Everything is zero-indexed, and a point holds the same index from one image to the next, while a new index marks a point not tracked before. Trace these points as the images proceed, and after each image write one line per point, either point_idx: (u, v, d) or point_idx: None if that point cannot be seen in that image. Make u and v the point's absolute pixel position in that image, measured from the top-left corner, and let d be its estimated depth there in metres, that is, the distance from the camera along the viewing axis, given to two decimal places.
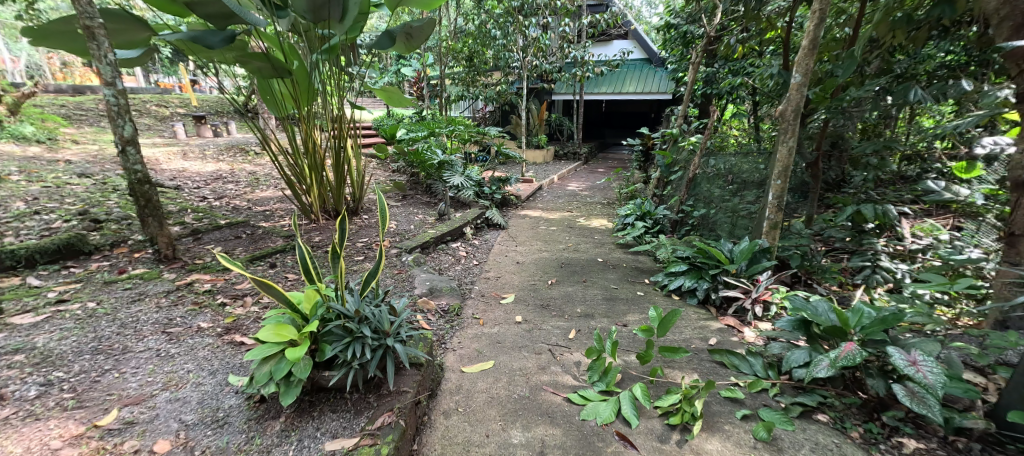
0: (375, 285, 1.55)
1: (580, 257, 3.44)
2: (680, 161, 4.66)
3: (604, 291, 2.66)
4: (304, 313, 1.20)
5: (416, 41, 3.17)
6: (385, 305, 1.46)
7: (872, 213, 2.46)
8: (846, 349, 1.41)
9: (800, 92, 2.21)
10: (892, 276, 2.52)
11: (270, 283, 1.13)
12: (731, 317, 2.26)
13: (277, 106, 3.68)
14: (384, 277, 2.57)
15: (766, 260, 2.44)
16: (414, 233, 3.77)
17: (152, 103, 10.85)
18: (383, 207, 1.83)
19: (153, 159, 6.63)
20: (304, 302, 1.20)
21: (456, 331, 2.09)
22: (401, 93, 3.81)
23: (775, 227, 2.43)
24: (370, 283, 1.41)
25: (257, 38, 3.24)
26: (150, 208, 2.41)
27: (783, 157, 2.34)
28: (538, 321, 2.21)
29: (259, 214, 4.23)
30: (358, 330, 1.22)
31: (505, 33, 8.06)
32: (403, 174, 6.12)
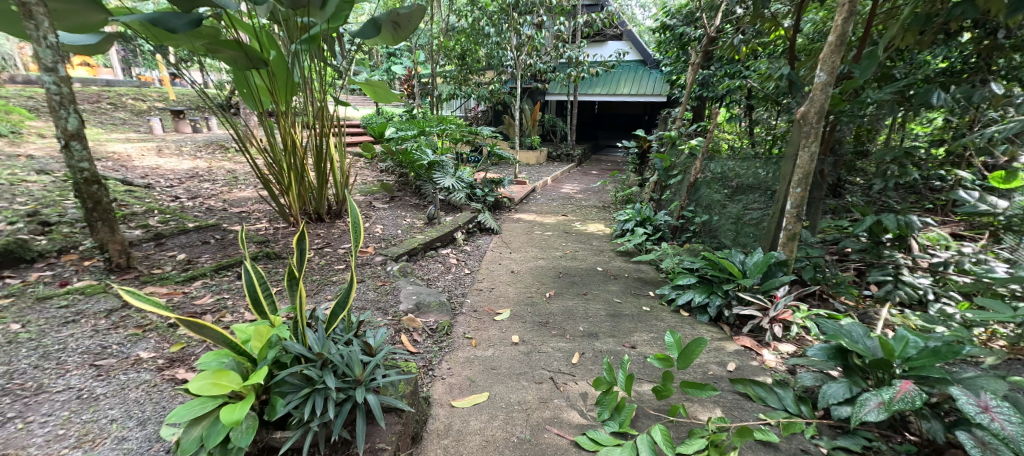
0: (348, 316, 1.41)
1: (579, 266, 3.23)
2: (680, 165, 4.49)
3: (607, 305, 2.45)
4: (253, 357, 1.07)
5: (404, 31, 2.94)
6: (357, 342, 1.30)
7: (895, 224, 2.25)
8: (903, 390, 1.21)
9: (824, 92, 2.02)
10: (915, 293, 2.34)
11: (204, 325, 1.01)
12: (747, 337, 2.06)
13: (255, 99, 3.35)
14: (366, 290, 2.33)
15: (783, 274, 2.25)
16: (401, 238, 3.52)
17: (129, 96, 10.40)
18: (356, 221, 1.64)
19: (124, 156, 6.26)
20: (254, 342, 1.06)
21: (445, 355, 1.86)
22: (387, 88, 3.51)
23: (792, 238, 2.25)
24: (337, 315, 1.27)
25: (230, 25, 2.95)
26: (100, 211, 2.14)
27: (803, 162, 2.16)
28: (537, 342, 1.99)
29: (234, 216, 3.95)
30: (319, 381, 1.09)
31: (498, 30, 7.85)
32: (391, 175, 5.85)
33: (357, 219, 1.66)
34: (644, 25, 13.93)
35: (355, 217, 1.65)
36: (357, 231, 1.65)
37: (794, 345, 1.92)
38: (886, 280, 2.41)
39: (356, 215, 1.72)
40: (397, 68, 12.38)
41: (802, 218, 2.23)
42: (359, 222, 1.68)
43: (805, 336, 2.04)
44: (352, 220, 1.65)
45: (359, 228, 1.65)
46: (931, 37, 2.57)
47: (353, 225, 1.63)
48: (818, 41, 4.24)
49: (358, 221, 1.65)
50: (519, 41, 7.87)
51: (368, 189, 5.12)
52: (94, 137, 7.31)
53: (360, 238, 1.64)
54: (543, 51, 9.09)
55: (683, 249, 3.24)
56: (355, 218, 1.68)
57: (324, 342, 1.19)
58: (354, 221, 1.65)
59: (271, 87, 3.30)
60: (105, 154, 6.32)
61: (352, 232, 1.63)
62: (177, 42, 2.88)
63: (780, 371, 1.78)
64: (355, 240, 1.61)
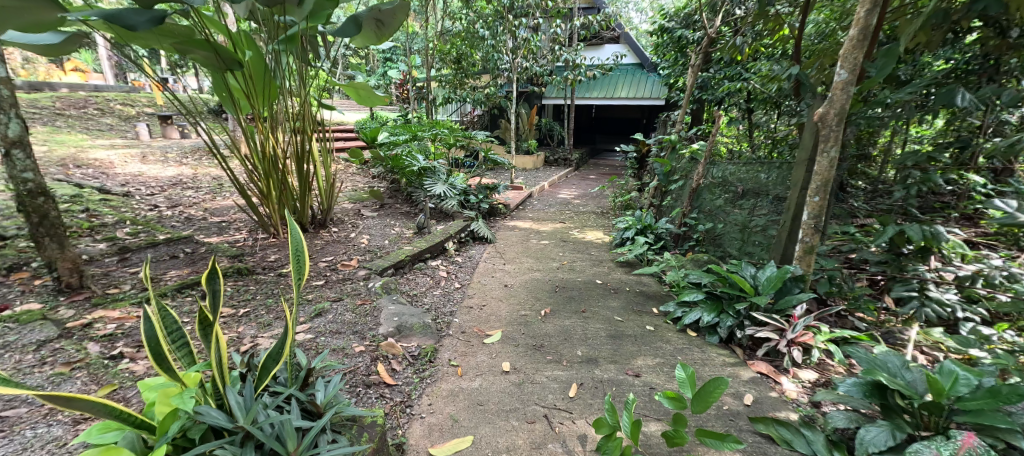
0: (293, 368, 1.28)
1: (576, 279, 3.03)
2: (680, 169, 4.31)
3: (607, 325, 2.24)
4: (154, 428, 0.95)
5: (388, 30, 2.75)
6: (296, 403, 1.16)
7: (921, 235, 2.06)
8: (969, 445, 1.04)
9: (846, 92, 1.83)
10: (943, 311, 2.12)
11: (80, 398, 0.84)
12: (762, 362, 1.86)
13: (232, 102, 3.13)
14: (342, 312, 2.12)
15: (800, 291, 2.05)
16: (388, 250, 3.32)
17: (116, 101, 10.20)
18: (297, 250, 1.37)
19: (106, 164, 6.07)
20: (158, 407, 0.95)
21: (426, 387, 1.65)
22: (370, 89, 3.32)
23: (810, 252, 2.06)
24: (269, 373, 1.13)
25: (203, 23, 2.74)
26: (47, 227, 1.93)
27: (822, 169, 1.97)
28: (529, 370, 1.79)
29: (212, 227, 3.77)
30: None
31: (494, 32, 7.68)
32: (383, 181, 5.66)
33: (299, 244, 1.39)
34: (641, 27, 13.80)
35: (296, 243, 1.37)
36: (299, 261, 1.40)
37: (814, 375, 1.74)
38: (911, 297, 2.18)
39: (295, 235, 1.45)
40: (391, 72, 12.23)
41: (820, 230, 2.03)
42: (302, 245, 1.42)
43: (827, 361, 1.84)
44: (291, 245, 1.37)
45: (302, 257, 1.39)
46: (945, 35, 2.41)
47: (294, 254, 1.36)
48: (822, 41, 4.09)
49: (299, 246, 1.38)
50: (515, 44, 7.70)
51: (357, 196, 4.92)
52: (78, 144, 7.13)
53: (302, 270, 1.40)
54: (541, 54, 8.93)
55: (687, 260, 3.05)
56: (295, 240, 1.40)
57: (251, 406, 1.06)
58: (295, 247, 1.38)
59: (247, 91, 3.09)
60: (87, 160, 6.13)
61: (292, 262, 1.38)
62: (146, 39, 2.69)
63: (803, 406, 1.58)
64: (295, 274, 1.38)
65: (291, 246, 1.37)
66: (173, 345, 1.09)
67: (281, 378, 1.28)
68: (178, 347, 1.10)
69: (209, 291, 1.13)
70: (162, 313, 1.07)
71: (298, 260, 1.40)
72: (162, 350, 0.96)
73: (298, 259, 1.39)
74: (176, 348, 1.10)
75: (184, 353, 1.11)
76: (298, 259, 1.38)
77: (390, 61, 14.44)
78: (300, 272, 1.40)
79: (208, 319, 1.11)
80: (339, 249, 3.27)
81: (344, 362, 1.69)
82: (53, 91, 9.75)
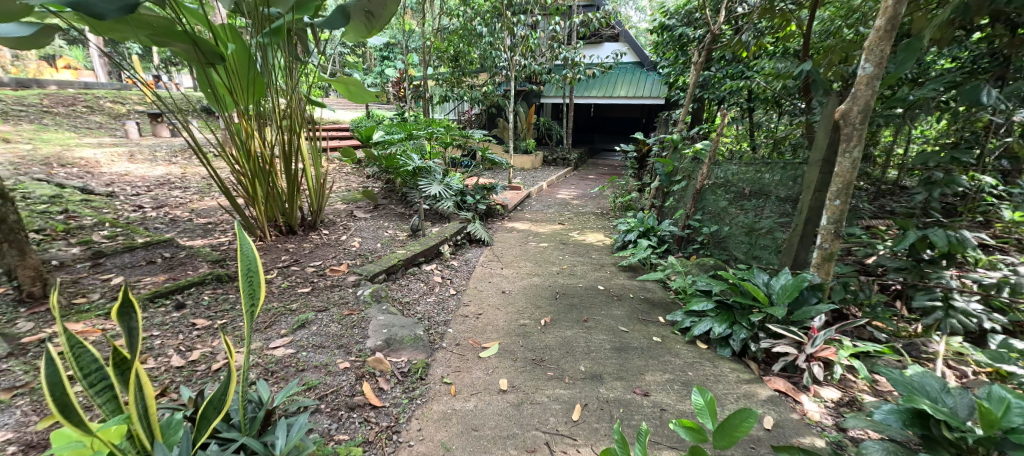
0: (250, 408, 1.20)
1: (578, 285, 2.89)
2: (683, 170, 4.18)
3: (612, 336, 2.10)
4: None
5: (379, 22, 2.60)
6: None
7: (947, 241, 1.93)
8: None
9: (871, 86, 1.71)
10: (970, 322, 1.98)
11: None
12: (780, 378, 1.73)
13: (215, 99, 2.96)
14: (327, 324, 1.97)
15: (818, 301, 1.92)
16: (380, 254, 3.16)
17: (106, 99, 10.01)
18: (247, 267, 1.09)
19: (92, 163, 5.91)
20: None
21: (417, 409, 1.51)
22: (360, 85, 3.17)
23: (829, 259, 1.92)
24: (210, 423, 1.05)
25: (182, 14, 2.64)
26: (5, 232, 1.77)
27: (843, 170, 1.83)
28: (528, 389, 1.65)
29: (197, 229, 3.64)
30: None
31: (492, 30, 7.51)
32: (377, 181, 5.51)
33: (252, 259, 1.12)
34: (641, 26, 13.67)
35: (245, 257, 1.10)
36: (255, 282, 1.13)
37: (837, 394, 1.60)
38: (935, 307, 2.06)
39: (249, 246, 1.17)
40: (388, 70, 12.09)
41: (841, 236, 1.89)
42: (255, 258, 1.14)
43: (849, 377, 1.71)
44: (241, 262, 1.10)
45: (255, 277, 1.11)
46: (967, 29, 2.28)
47: (241, 272, 1.08)
48: (831, 38, 3.95)
49: (250, 263, 1.10)
50: (513, 42, 7.54)
51: (350, 197, 4.77)
52: (64, 142, 6.96)
53: (258, 294, 1.13)
54: (539, 51, 8.79)
55: (694, 265, 2.91)
56: (246, 253, 1.13)
57: None
58: (246, 263, 1.11)
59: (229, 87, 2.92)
60: (72, 159, 5.98)
61: (244, 285, 1.10)
62: (122, 32, 2.58)
63: (828, 430, 1.44)
64: (247, 299, 1.10)
65: (240, 259, 1.10)
66: (88, 392, 0.94)
67: (234, 417, 1.20)
68: (97, 393, 0.96)
69: (122, 328, 0.97)
70: (78, 351, 0.94)
71: (252, 282, 1.12)
72: (67, 399, 0.87)
73: (251, 280, 1.11)
74: (94, 393, 0.96)
75: (105, 399, 0.97)
76: (251, 280, 1.11)
77: (387, 60, 14.32)
78: (253, 296, 1.12)
79: (126, 361, 1.02)
80: (328, 252, 3.12)
81: (326, 383, 1.54)
82: (42, 88, 9.57)
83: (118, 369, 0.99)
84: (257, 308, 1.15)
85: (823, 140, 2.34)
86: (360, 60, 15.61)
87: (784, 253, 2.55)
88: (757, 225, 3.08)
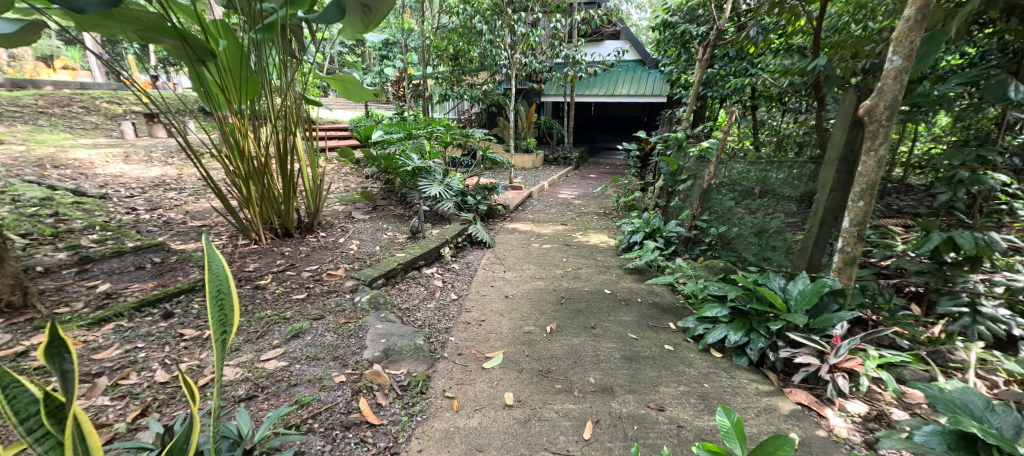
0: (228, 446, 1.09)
1: (583, 288, 2.79)
2: (689, 169, 4.08)
3: (621, 345, 2.00)
4: None
5: (375, 16, 2.50)
6: None
7: (975, 244, 1.84)
8: None
9: (900, 80, 1.64)
10: (999, 328, 1.89)
11: None
12: (800, 390, 1.63)
13: (208, 97, 2.84)
14: (322, 334, 1.87)
15: (840, 307, 1.81)
16: (379, 258, 3.06)
17: (103, 99, 9.90)
18: (217, 286, 1.00)
19: (86, 164, 5.81)
20: None
21: (417, 427, 1.41)
22: (358, 83, 3.07)
23: (851, 262, 1.83)
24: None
25: (170, 9, 2.53)
26: None
27: (868, 170, 1.75)
28: (535, 403, 1.55)
29: (191, 232, 3.54)
30: None
31: (492, 27, 7.40)
32: (376, 181, 5.42)
33: (222, 278, 1.02)
34: (642, 24, 13.58)
35: (214, 276, 1.00)
36: (227, 305, 1.02)
37: (865, 408, 1.51)
38: (961, 313, 1.95)
39: (219, 264, 1.07)
40: (388, 69, 11.99)
41: (864, 238, 1.80)
42: (226, 275, 1.05)
43: (875, 389, 1.61)
44: (209, 281, 1.00)
45: (226, 298, 1.01)
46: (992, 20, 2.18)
47: (209, 292, 0.97)
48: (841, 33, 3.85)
49: (220, 281, 1.00)
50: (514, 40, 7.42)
51: (349, 198, 4.68)
52: (59, 142, 6.86)
53: (231, 319, 1.03)
54: (540, 49, 8.70)
55: (703, 268, 2.81)
56: (216, 270, 1.04)
57: None
58: (216, 283, 1.01)
59: (220, 84, 2.81)
60: (66, 160, 5.88)
61: (215, 309, 1.00)
62: (108, 28, 2.47)
63: (858, 449, 1.35)
64: (218, 325, 0.99)
65: (210, 276, 1.01)
66: (28, 440, 0.88)
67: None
68: (38, 441, 0.89)
69: (54, 371, 0.88)
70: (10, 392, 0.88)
71: (224, 304, 1.02)
72: None
73: (222, 299, 1.00)
74: (35, 441, 0.89)
75: (49, 445, 0.90)
76: (223, 301, 1.01)
77: (386, 59, 14.23)
78: (225, 323, 1.02)
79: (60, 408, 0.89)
80: (325, 256, 3.02)
81: (320, 399, 1.45)
82: (37, 88, 9.47)
83: (52, 419, 0.88)
84: (231, 335, 1.05)
85: (840, 138, 2.25)
86: (359, 59, 15.52)
87: (800, 255, 2.46)
88: (768, 225, 2.98)
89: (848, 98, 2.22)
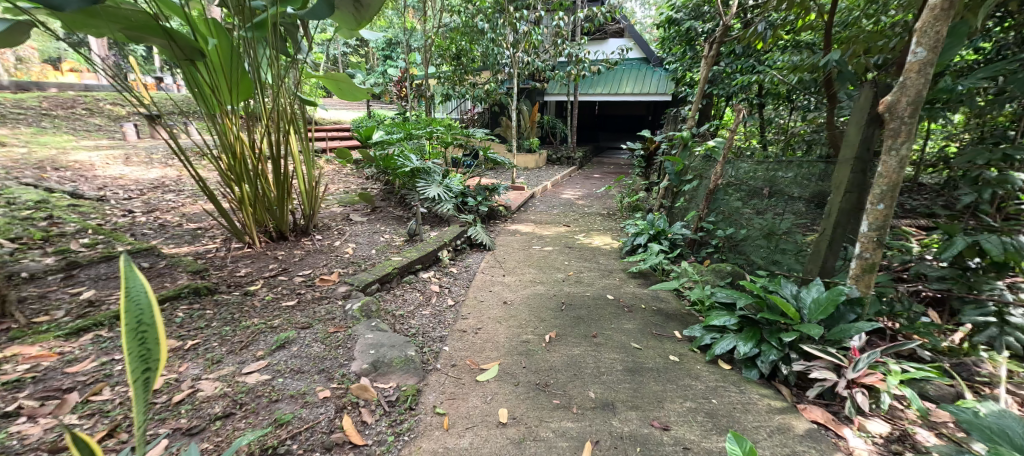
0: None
1: (585, 293, 2.69)
2: (695, 168, 3.96)
3: (624, 355, 1.90)
4: None
5: (368, 13, 2.44)
6: None
7: (1003, 250, 1.72)
8: None
9: (924, 74, 1.54)
10: None
11: None
12: (816, 407, 1.53)
13: (203, 98, 2.75)
14: (309, 345, 1.79)
15: (858, 318, 1.70)
16: (374, 262, 2.98)
17: (107, 101, 9.92)
18: (133, 317, 0.89)
19: (87, 166, 5.79)
20: None
21: (404, 448, 1.32)
22: (351, 81, 2.99)
23: (869, 269, 1.72)
24: None
25: (158, 6, 2.48)
26: None
27: (889, 170, 1.65)
28: (532, 421, 1.45)
29: (186, 236, 3.49)
30: None
31: (494, 26, 7.30)
32: (376, 183, 5.35)
33: (143, 308, 0.92)
34: (645, 22, 13.45)
35: (128, 307, 0.89)
36: (149, 339, 0.94)
37: (888, 430, 1.40)
38: (987, 323, 1.83)
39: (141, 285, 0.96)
40: (390, 69, 11.94)
41: (883, 244, 1.69)
42: (148, 298, 0.95)
43: (897, 406, 1.50)
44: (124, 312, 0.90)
45: (148, 329, 0.92)
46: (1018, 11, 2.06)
47: (124, 327, 0.88)
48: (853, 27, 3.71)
49: (136, 312, 0.90)
50: (516, 38, 7.32)
51: (348, 200, 4.60)
52: (60, 144, 6.84)
53: (154, 354, 0.94)
54: (543, 48, 8.59)
55: (710, 273, 2.70)
56: (135, 294, 0.93)
57: None
58: (134, 315, 0.91)
59: (212, 84, 2.74)
60: (66, 162, 5.86)
61: (132, 346, 0.90)
62: (96, 28, 2.43)
63: None
64: (138, 363, 0.91)
65: (126, 305, 0.90)
66: None
67: None
68: None
69: None
70: None
71: (145, 339, 0.93)
72: None
73: (142, 332, 0.92)
74: None
75: None
76: (143, 334, 0.92)
77: (390, 59, 14.19)
78: (149, 359, 0.93)
79: None
80: (320, 259, 2.95)
81: (301, 418, 1.36)
82: (41, 90, 9.49)
83: None
84: (156, 372, 0.96)
85: (855, 137, 2.16)
86: (362, 59, 15.49)
87: (813, 259, 2.36)
88: (778, 228, 2.86)
89: (864, 95, 2.13)
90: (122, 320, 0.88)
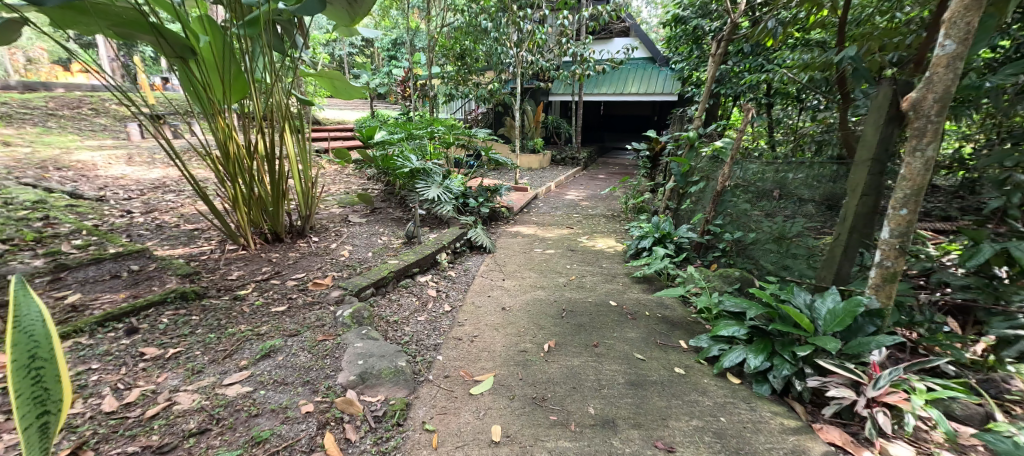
0: None
1: (587, 299, 2.59)
2: (702, 169, 3.85)
3: (626, 367, 1.80)
4: None
5: (360, 9, 2.40)
6: None
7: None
8: None
9: (953, 69, 1.44)
10: None
11: None
12: (833, 427, 1.43)
13: (202, 99, 2.69)
14: (294, 354, 1.71)
15: (877, 330, 1.59)
16: (370, 265, 2.90)
17: (113, 100, 9.94)
18: (26, 354, 0.85)
19: (89, 166, 5.77)
20: None
21: None
22: (345, 78, 2.92)
23: (890, 279, 1.62)
24: None
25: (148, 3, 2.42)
26: None
27: (913, 172, 1.55)
28: (526, 440, 1.36)
29: (182, 237, 3.43)
30: None
31: (497, 25, 7.21)
32: (376, 183, 5.28)
33: (39, 343, 0.87)
34: (652, 21, 13.31)
35: (19, 343, 0.84)
36: (48, 377, 0.88)
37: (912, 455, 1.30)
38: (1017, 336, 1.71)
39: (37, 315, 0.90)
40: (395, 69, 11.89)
41: (906, 251, 1.59)
42: (45, 330, 0.89)
43: (921, 427, 1.40)
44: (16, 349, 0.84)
45: (45, 366, 0.87)
46: None
47: (13, 367, 0.82)
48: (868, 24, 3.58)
49: (30, 348, 0.85)
50: (520, 37, 7.23)
51: (347, 201, 4.54)
52: (64, 144, 6.84)
53: (55, 394, 0.89)
54: (547, 48, 8.49)
55: (717, 279, 2.59)
56: (30, 327, 0.88)
57: None
58: (28, 351, 0.86)
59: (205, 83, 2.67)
60: (68, 161, 5.84)
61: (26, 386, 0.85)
62: (87, 26, 2.37)
63: None
64: (33, 405, 0.86)
65: (17, 340, 0.84)
66: None
67: None
68: None
69: None
70: None
71: (43, 376, 0.88)
72: None
73: (38, 369, 0.87)
74: None
75: None
76: (38, 371, 0.87)
77: (394, 59, 14.16)
78: (49, 399, 0.88)
79: None
80: (314, 262, 2.88)
81: (280, 436, 1.28)
82: (48, 90, 9.55)
83: None
84: (58, 413, 0.91)
85: (872, 136, 2.05)
86: (367, 59, 15.48)
87: (827, 265, 2.25)
88: (788, 231, 2.74)
89: (882, 92, 2.02)
90: (11, 356, 0.83)
